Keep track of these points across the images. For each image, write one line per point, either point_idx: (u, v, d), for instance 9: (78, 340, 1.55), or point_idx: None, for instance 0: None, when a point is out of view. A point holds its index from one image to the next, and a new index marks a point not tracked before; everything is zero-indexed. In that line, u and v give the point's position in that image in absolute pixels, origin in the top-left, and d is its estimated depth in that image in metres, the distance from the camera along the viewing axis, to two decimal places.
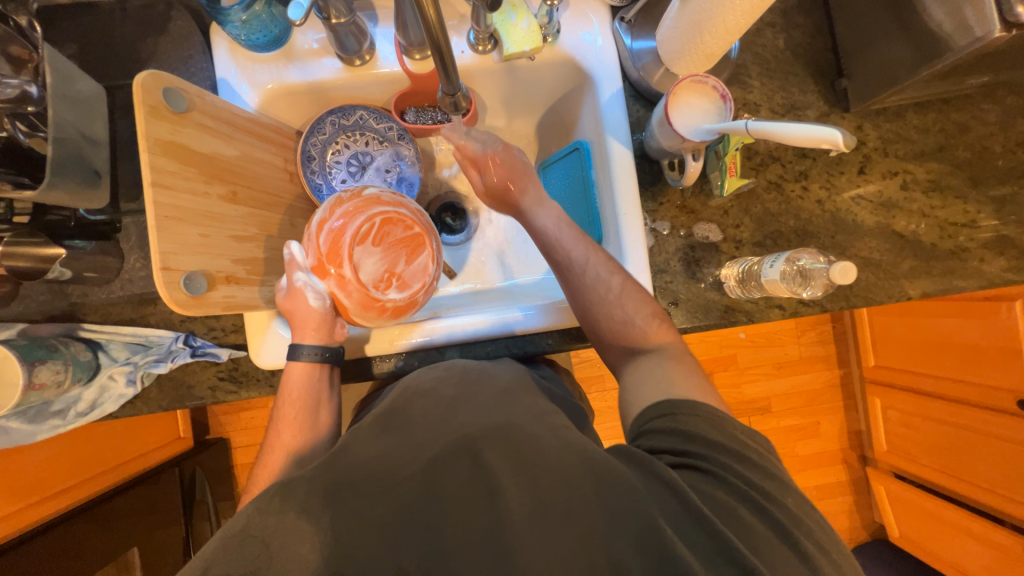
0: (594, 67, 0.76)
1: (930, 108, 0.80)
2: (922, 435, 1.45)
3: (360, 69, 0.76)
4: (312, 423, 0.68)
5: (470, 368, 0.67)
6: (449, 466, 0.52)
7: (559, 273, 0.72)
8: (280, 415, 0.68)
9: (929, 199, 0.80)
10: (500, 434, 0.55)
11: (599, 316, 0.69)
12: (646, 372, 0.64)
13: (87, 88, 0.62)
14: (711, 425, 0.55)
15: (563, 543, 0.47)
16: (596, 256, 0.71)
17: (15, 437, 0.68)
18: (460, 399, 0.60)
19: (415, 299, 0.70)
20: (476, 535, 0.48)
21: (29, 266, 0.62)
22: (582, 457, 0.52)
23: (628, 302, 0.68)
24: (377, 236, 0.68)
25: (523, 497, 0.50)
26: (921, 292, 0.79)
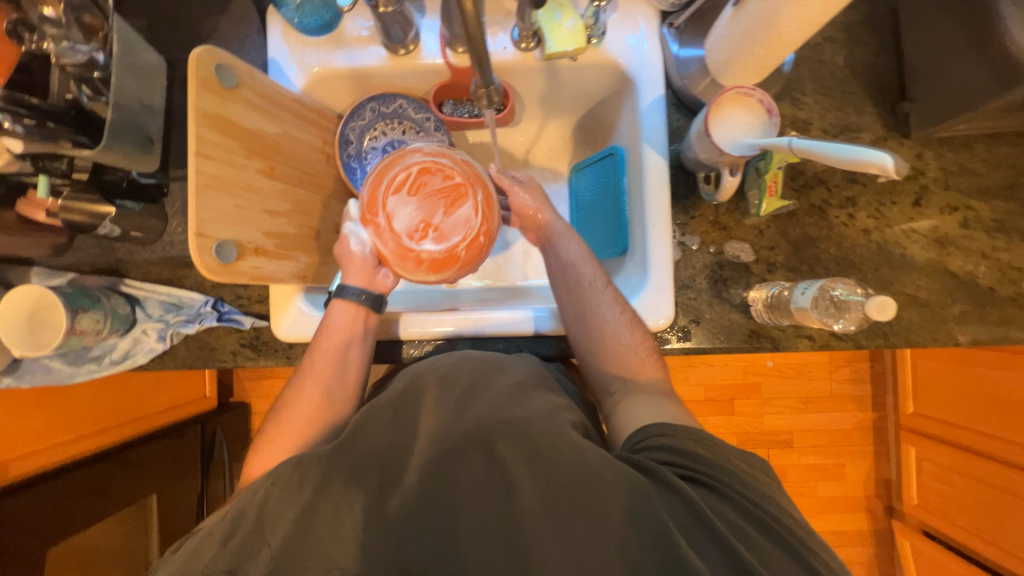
0: (637, 72, 0.75)
1: (1003, 141, 0.74)
2: (956, 492, 1.35)
3: (403, 58, 0.77)
4: (345, 381, 0.69)
5: (486, 359, 0.66)
6: (464, 456, 0.53)
7: (566, 298, 0.71)
8: (315, 360, 0.68)
9: (992, 239, 0.73)
10: (514, 428, 0.55)
11: (594, 339, 0.69)
12: (637, 407, 0.65)
13: (150, 59, 0.65)
14: (708, 446, 0.55)
15: (579, 542, 0.48)
16: (608, 286, 0.70)
17: (56, 377, 0.73)
18: (480, 387, 0.61)
19: (455, 252, 0.59)
20: (491, 524, 0.50)
21: (80, 220, 0.66)
22: (589, 463, 0.51)
23: (630, 331, 0.69)
24: (421, 184, 0.60)
25: (536, 494, 0.50)
26: (972, 339, 0.73)
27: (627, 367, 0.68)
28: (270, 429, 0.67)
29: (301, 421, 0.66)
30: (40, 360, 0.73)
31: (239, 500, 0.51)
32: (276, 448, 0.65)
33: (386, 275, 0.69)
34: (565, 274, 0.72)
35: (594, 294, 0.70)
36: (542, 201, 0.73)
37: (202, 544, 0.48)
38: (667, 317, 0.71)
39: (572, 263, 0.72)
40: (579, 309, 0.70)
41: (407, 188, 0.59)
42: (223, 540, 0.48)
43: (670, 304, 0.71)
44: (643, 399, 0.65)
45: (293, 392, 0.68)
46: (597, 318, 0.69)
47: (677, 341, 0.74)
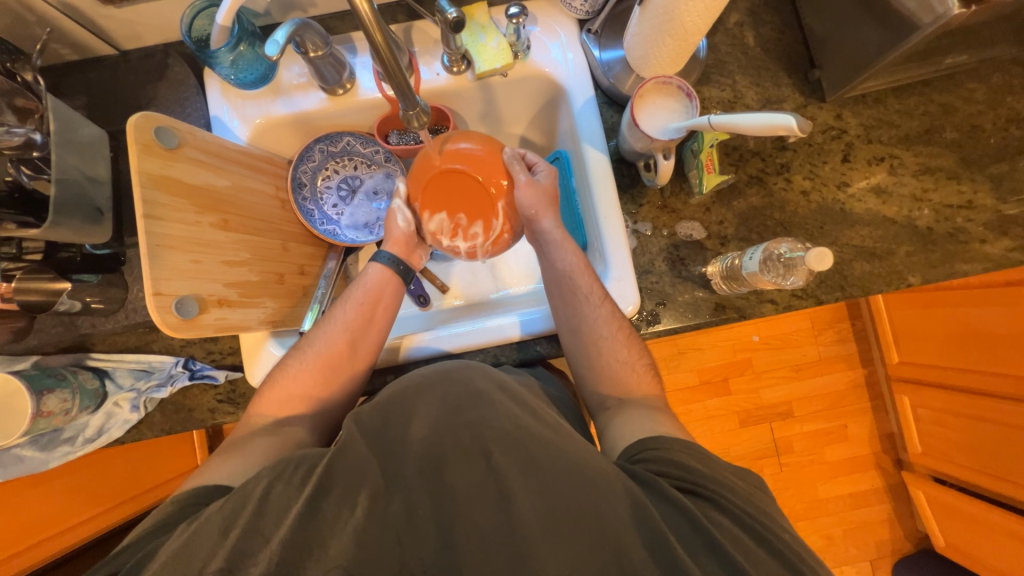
0: (566, 79, 0.79)
1: (911, 92, 0.79)
2: (956, 435, 1.37)
3: (343, 97, 0.80)
4: (366, 344, 0.71)
5: (474, 367, 0.64)
6: (462, 467, 0.53)
7: (563, 304, 0.72)
8: (343, 317, 0.70)
9: (921, 182, 0.78)
10: (513, 439, 0.54)
11: (589, 350, 0.69)
12: (627, 421, 0.63)
13: (90, 132, 0.67)
14: (701, 460, 0.55)
15: (578, 551, 0.47)
16: (604, 299, 0.70)
17: (31, 465, 0.72)
18: (487, 398, 0.59)
19: (477, 250, 0.73)
20: (491, 540, 0.49)
21: (37, 300, 0.65)
22: (589, 463, 0.52)
23: (625, 347, 0.69)
24: (442, 192, 0.70)
25: (536, 504, 0.50)
26: (921, 280, 0.76)
27: (622, 384, 0.68)
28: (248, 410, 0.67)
29: (313, 372, 0.67)
30: (12, 450, 0.72)
31: None
32: (280, 397, 0.66)
33: (422, 255, 0.79)
34: (560, 285, 0.72)
35: (589, 307, 0.70)
36: (548, 204, 0.71)
37: (199, 533, 0.48)
38: (633, 303, 0.73)
39: (567, 273, 0.72)
40: (573, 323, 0.71)
41: (433, 196, 0.70)
42: (223, 531, 0.48)
43: (634, 291, 0.73)
44: (636, 412, 0.64)
45: (314, 340, 0.70)
46: (592, 334, 0.69)
47: (648, 326, 0.76)
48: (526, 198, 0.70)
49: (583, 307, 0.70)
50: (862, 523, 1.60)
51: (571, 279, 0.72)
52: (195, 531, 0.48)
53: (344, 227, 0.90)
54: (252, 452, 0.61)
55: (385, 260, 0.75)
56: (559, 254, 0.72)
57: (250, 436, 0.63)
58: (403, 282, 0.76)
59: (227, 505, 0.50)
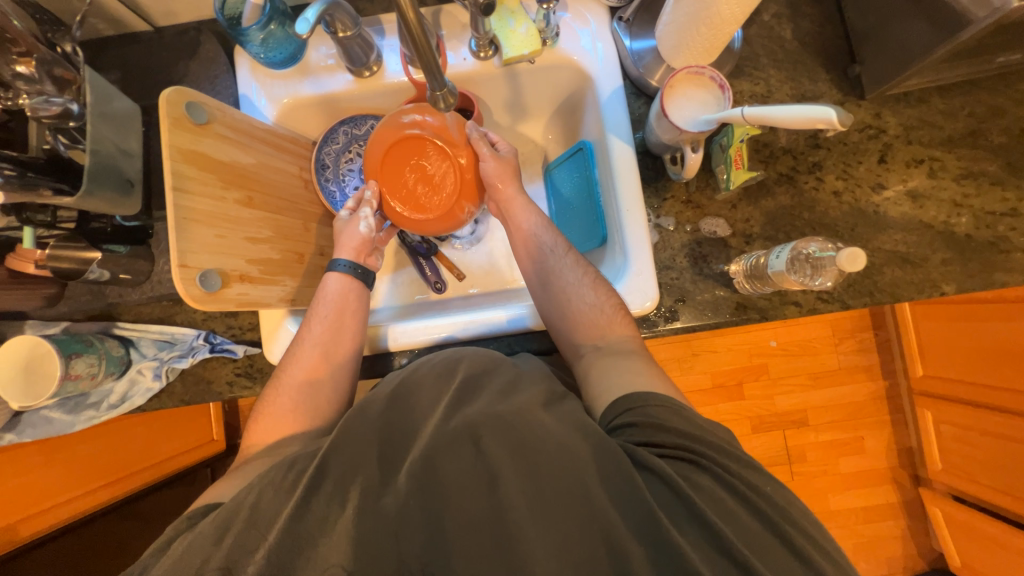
0: (594, 67, 0.77)
1: (957, 92, 0.75)
2: (980, 452, 1.32)
3: (369, 80, 0.80)
4: (339, 350, 0.70)
5: (481, 357, 0.65)
6: (451, 454, 0.52)
7: (530, 261, 0.75)
8: (311, 334, 0.70)
9: (961, 186, 0.74)
10: (504, 422, 0.53)
11: (556, 297, 0.71)
12: (606, 368, 0.63)
13: (123, 106, 0.69)
14: (683, 418, 0.54)
15: (566, 534, 0.47)
16: (569, 251, 0.74)
17: (57, 427, 0.75)
18: (475, 383, 0.60)
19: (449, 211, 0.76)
20: (476, 520, 0.49)
21: (70, 267, 0.67)
22: (577, 453, 0.51)
23: (593, 291, 0.70)
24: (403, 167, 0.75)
25: (523, 487, 0.49)
26: (956, 286, 0.73)
27: (593, 324, 0.68)
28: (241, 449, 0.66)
29: (293, 392, 0.67)
30: (40, 411, 0.75)
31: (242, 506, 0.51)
32: (267, 420, 0.65)
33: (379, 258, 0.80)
34: (529, 242, 0.76)
35: (556, 258, 0.73)
36: (510, 175, 0.77)
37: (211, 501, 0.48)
38: (652, 299, 0.72)
39: (534, 230, 0.76)
40: (541, 276, 0.73)
41: (396, 171, 0.75)
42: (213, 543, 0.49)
43: (654, 286, 0.72)
44: (618, 374, 0.61)
45: (286, 363, 0.70)
46: (559, 281, 0.71)
47: (666, 322, 0.74)
48: (491, 168, 0.75)
49: (547, 258, 0.74)
50: (875, 538, 1.56)
51: (534, 238, 0.76)
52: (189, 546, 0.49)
53: None
54: (251, 469, 0.61)
55: (342, 269, 0.74)
56: (524, 222, 0.76)
57: (249, 459, 0.63)
58: (366, 286, 0.76)
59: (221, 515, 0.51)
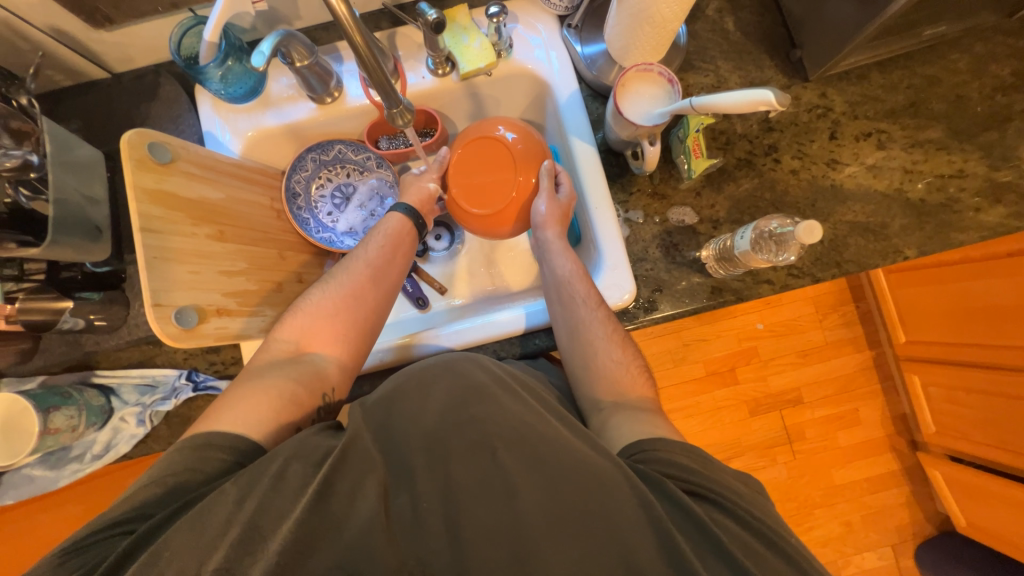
0: (550, 74, 0.80)
1: (894, 66, 0.79)
2: (969, 410, 1.34)
3: (332, 106, 0.81)
4: (386, 280, 0.72)
5: (478, 358, 0.64)
6: (467, 462, 0.53)
7: (559, 303, 0.71)
8: (365, 254, 0.72)
9: (910, 154, 0.78)
10: (518, 433, 0.54)
11: (583, 352, 0.68)
12: (622, 422, 0.60)
13: (84, 153, 0.69)
14: (703, 459, 0.54)
15: (586, 546, 0.47)
16: (600, 304, 0.69)
17: (40, 484, 0.73)
18: (487, 391, 0.58)
19: (493, 220, 0.74)
20: (494, 532, 0.49)
21: (42, 319, 0.66)
22: (593, 462, 0.51)
23: (620, 348, 0.68)
24: (477, 168, 0.74)
25: (539, 499, 0.50)
26: (917, 250, 0.76)
27: (615, 384, 0.65)
28: (267, 340, 0.66)
29: (338, 300, 0.68)
30: (21, 470, 0.73)
31: None
32: (304, 324, 0.66)
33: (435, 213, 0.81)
34: (560, 289, 0.72)
35: (586, 309, 0.69)
36: (558, 219, 0.73)
37: None
38: (629, 291, 0.73)
39: (566, 278, 0.72)
40: (569, 323, 0.70)
41: (471, 169, 0.75)
42: (238, 500, 0.48)
43: (630, 278, 0.73)
44: (640, 427, 0.60)
45: (336, 275, 0.70)
46: (587, 333, 0.68)
47: (645, 313, 0.76)
48: (543, 206, 0.72)
49: (578, 308, 0.70)
50: (881, 507, 1.57)
51: (567, 283, 0.72)
52: (212, 497, 0.48)
53: (340, 233, 0.91)
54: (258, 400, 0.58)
55: (403, 211, 0.76)
56: (559, 263, 0.73)
57: (272, 362, 0.62)
58: (420, 234, 0.78)
59: (243, 477, 0.49)
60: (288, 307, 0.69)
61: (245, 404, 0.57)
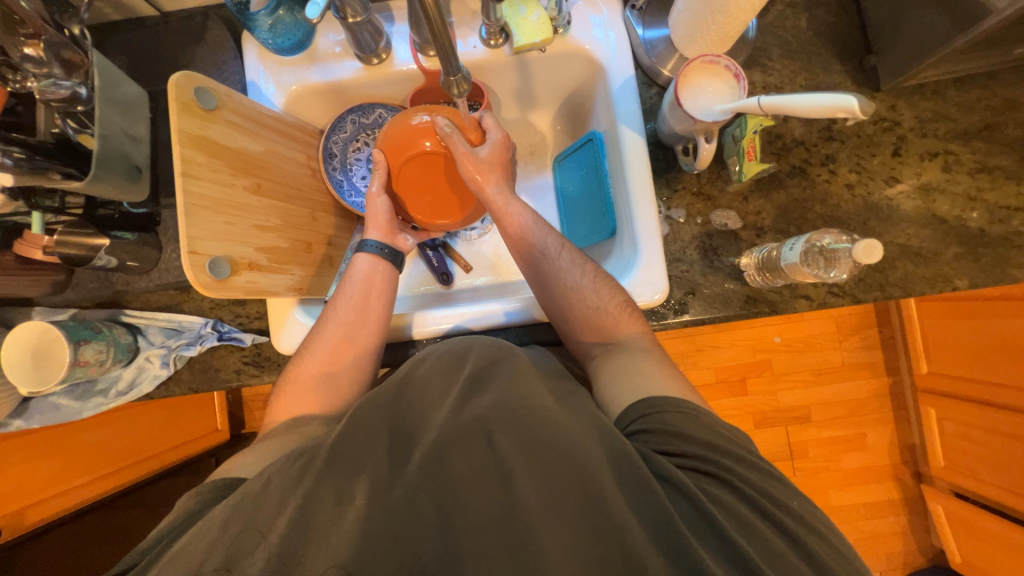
0: (605, 57, 0.76)
1: (974, 84, 0.74)
2: (987, 449, 1.31)
3: (377, 67, 0.79)
4: (364, 335, 0.71)
5: (491, 345, 0.63)
6: (462, 445, 0.51)
7: (531, 261, 0.73)
8: (337, 314, 0.71)
9: (976, 179, 0.73)
10: (513, 415, 0.52)
11: (566, 305, 0.69)
12: (625, 369, 0.62)
13: (130, 91, 0.68)
14: (700, 424, 0.53)
15: (580, 539, 0.46)
16: (563, 248, 0.73)
17: (66, 413, 0.75)
18: (485, 374, 0.58)
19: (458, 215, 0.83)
20: (486, 518, 0.47)
21: (78, 253, 0.67)
22: (586, 451, 0.49)
23: (595, 291, 0.69)
24: (413, 171, 0.80)
25: (536, 486, 0.48)
26: (969, 282, 0.72)
27: (603, 326, 0.67)
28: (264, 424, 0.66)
29: (317, 374, 0.68)
30: (49, 398, 0.75)
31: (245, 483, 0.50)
32: (291, 400, 0.66)
33: (406, 238, 0.81)
34: (526, 243, 0.74)
35: (552, 257, 0.72)
36: (493, 169, 0.76)
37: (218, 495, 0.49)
38: (662, 291, 0.71)
39: (529, 229, 0.74)
40: (543, 280, 0.72)
41: (417, 176, 0.81)
42: None
43: (664, 278, 0.71)
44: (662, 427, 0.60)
45: (312, 342, 0.71)
46: (562, 283, 0.70)
47: (675, 315, 0.74)
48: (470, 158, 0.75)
49: (549, 259, 0.72)
50: (875, 533, 1.57)
51: (532, 235, 0.74)
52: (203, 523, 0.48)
53: None
54: (266, 447, 0.61)
55: (371, 249, 0.76)
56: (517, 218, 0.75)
57: (271, 432, 0.63)
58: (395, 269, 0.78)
59: (229, 503, 0.50)
60: (276, 385, 0.69)
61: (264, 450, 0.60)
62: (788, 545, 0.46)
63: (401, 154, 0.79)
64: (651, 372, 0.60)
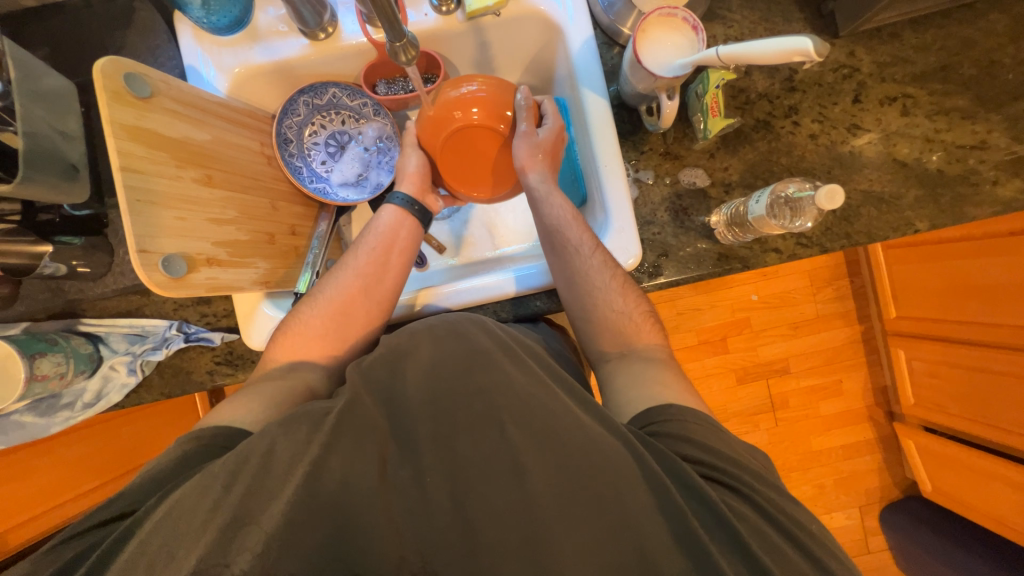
0: (563, 18, 0.74)
1: (929, 25, 0.75)
2: (950, 384, 1.38)
3: (325, 43, 0.75)
4: (378, 290, 0.70)
5: (491, 326, 0.62)
6: (472, 436, 0.51)
7: (556, 254, 0.70)
8: (356, 264, 0.71)
9: (933, 122, 0.74)
10: (526, 407, 0.51)
11: (588, 306, 0.68)
12: (634, 377, 0.62)
13: (54, 83, 0.63)
14: (719, 439, 0.53)
15: (596, 532, 0.46)
16: (596, 249, 0.69)
17: (33, 431, 0.72)
18: (491, 357, 0.56)
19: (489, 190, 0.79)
20: (504, 513, 0.47)
21: (19, 262, 0.63)
22: (596, 436, 0.50)
23: (621, 296, 0.68)
24: (456, 134, 0.75)
25: (548, 477, 0.48)
26: (929, 224, 0.74)
27: (621, 332, 0.67)
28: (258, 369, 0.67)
29: (325, 320, 0.68)
30: (12, 416, 0.71)
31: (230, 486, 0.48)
32: (291, 343, 0.66)
33: (435, 200, 0.79)
34: (553, 237, 0.71)
35: (582, 257, 0.69)
36: (541, 158, 0.73)
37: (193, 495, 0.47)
38: (635, 256, 0.71)
39: (559, 223, 0.71)
40: (569, 275, 0.69)
41: (455, 146, 0.76)
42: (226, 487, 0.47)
43: (637, 243, 0.71)
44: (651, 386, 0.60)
45: (324, 287, 0.70)
46: (587, 283, 0.68)
47: (650, 278, 0.74)
48: (523, 146, 0.72)
49: (575, 254, 0.69)
50: (854, 472, 1.65)
51: (561, 230, 0.70)
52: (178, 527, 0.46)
53: (335, 185, 0.87)
54: (266, 394, 0.61)
55: (399, 203, 0.75)
56: (552, 210, 0.72)
57: (263, 378, 0.64)
58: (419, 226, 0.76)
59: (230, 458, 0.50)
60: (278, 325, 0.69)
61: (254, 399, 0.60)
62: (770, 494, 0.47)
63: (449, 116, 0.74)
64: (664, 382, 0.60)
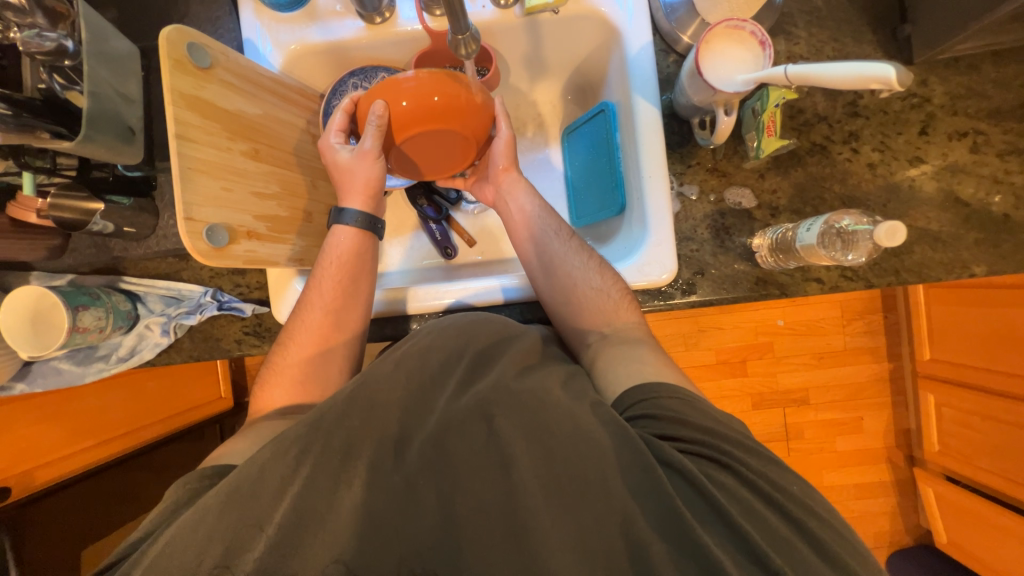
0: (623, 21, 0.72)
1: (1012, 59, 0.70)
2: (981, 436, 1.32)
3: (381, 27, 0.75)
4: (349, 321, 0.69)
5: (492, 320, 0.64)
6: (464, 433, 0.50)
7: (533, 243, 0.73)
8: (320, 298, 0.68)
9: (1004, 162, 0.70)
10: (517, 401, 0.51)
11: (565, 289, 0.69)
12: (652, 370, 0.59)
13: (121, 46, 0.65)
14: (698, 410, 0.52)
15: (584, 522, 0.45)
16: (571, 235, 0.72)
17: (68, 378, 0.75)
18: (484, 353, 0.58)
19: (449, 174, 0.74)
20: (488, 504, 0.47)
21: (71, 218, 0.65)
22: (597, 440, 0.49)
23: (599, 275, 0.69)
24: (430, 136, 0.65)
25: (536, 471, 0.47)
26: (987, 269, 0.70)
27: (599, 310, 0.67)
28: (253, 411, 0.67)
29: (304, 360, 0.67)
30: (51, 361, 0.75)
31: (250, 464, 0.49)
32: (275, 387, 0.66)
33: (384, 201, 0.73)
34: (530, 225, 0.73)
35: (559, 242, 0.71)
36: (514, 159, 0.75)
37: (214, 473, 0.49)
38: (670, 270, 0.69)
39: (538, 213, 0.74)
40: (546, 260, 0.71)
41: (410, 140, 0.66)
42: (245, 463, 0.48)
43: (673, 257, 0.69)
44: (648, 364, 0.59)
45: (295, 328, 0.69)
46: (563, 265, 0.70)
47: (682, 295, 0.72)
48: (501, 146, 0.73)
49: (551, 241, 0.72)
50: (865, 514, 1.60)
51: (539, 222, 0.73)
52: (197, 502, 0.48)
53: None
54: (259, 433, 0.61)
55: (353, 222, 0.70)
56: (529, 202, 0.74)
57: (260, 419, 0.64)
58: (376, 238, 0.73)
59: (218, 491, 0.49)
60: (261, 367, 0.69)
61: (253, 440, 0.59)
62: (792, 533, 0.45)
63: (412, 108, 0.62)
64: (647, 360, 0.60)
